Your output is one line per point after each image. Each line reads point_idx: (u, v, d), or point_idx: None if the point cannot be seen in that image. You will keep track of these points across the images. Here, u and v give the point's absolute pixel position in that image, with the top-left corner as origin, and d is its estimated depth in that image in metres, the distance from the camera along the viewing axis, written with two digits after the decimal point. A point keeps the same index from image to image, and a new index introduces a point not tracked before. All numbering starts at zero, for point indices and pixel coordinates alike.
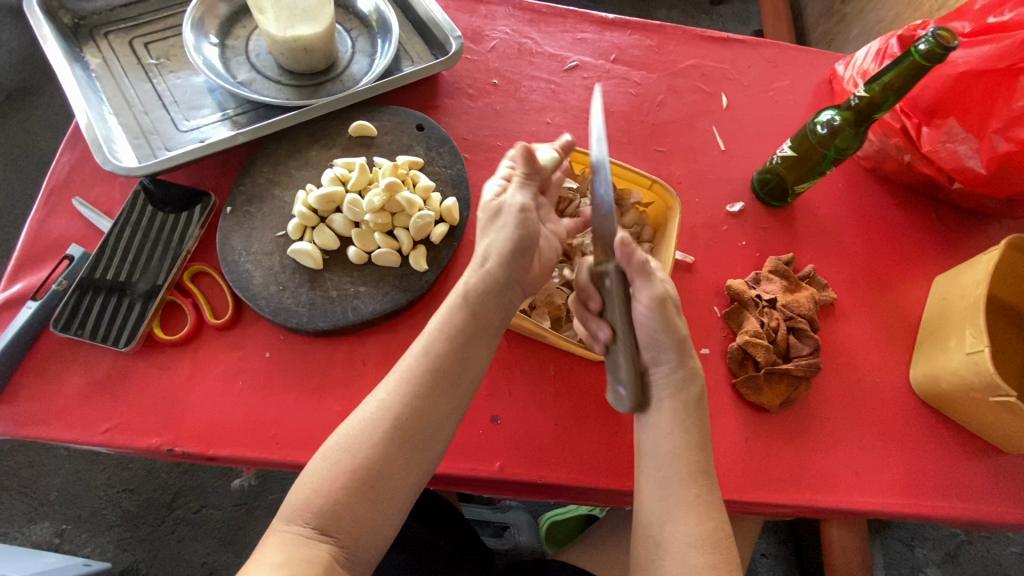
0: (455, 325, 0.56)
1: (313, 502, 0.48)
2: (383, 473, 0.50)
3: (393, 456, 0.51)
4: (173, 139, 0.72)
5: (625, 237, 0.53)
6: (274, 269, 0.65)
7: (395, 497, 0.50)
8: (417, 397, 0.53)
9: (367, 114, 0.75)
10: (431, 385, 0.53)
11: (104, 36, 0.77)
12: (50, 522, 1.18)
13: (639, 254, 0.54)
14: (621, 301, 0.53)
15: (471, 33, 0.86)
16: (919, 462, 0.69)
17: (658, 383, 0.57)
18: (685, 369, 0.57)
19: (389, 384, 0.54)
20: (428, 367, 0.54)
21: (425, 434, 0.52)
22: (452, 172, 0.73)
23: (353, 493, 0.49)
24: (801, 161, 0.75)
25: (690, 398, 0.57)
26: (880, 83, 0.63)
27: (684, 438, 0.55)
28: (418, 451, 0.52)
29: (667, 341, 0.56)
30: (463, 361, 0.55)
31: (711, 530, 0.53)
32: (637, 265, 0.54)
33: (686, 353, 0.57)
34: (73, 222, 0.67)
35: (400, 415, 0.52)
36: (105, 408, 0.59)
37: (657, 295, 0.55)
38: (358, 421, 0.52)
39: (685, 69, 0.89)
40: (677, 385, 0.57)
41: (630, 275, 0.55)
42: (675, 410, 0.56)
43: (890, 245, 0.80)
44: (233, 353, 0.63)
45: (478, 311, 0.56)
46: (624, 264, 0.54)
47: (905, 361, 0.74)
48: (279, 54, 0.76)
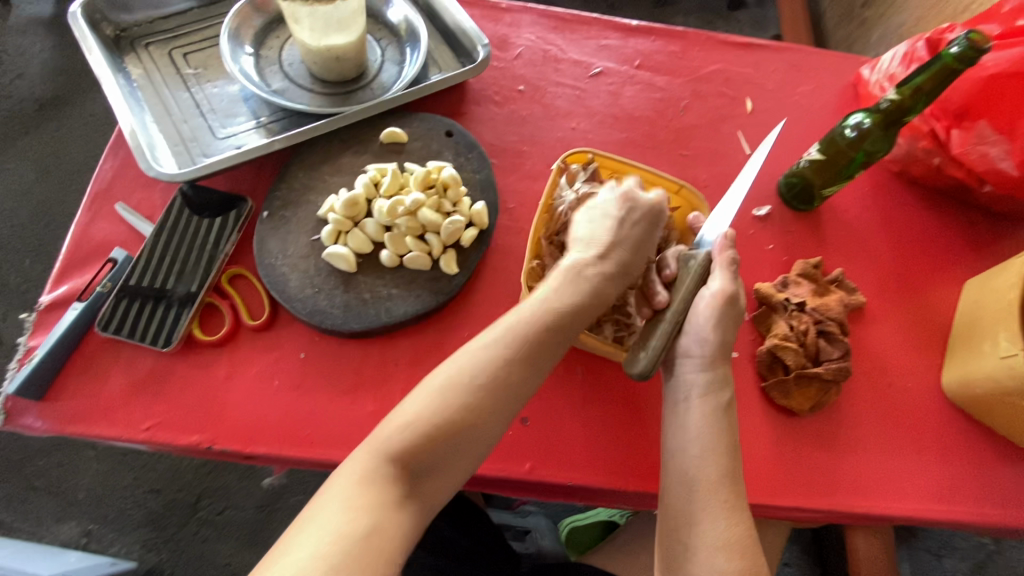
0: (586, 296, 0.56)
1: (395, 446, 0.48)
2: (472, 423, 0.50)
3: (486, 409, 0.51)
4: (211, 145, 0.74)
5: (730, 237, 0.61)
6: (309, 272, 0.66)
7: (473, 449, 0.51)
8: (532, 355, 0.53)
9: (397, 121, 0.77)
10: (546, 341, 0.54)
11: (145, 46, 0.80)
12: (77, 522, 1.21)
13: (733, 258, 0.60)
14: (697, 282, 0.59)
15: (497, 40, 0.88)
16: (952, 467, 0.68)
17: (687, 379, 0.58)
18: (717, 372, 0.58)
19: (490, 340, 0.53)
20: (552, 324, 0.54)
21: (514, 394, 0.52)
22: (481, 176, 0.74)
23: (435, 439, 0.49)
24: (829, 165, 0.75)
25: (717, 402, 0.57)
26: (911, 86, 0.63)
27: (712, 442, 0.55)
28: (505, 406, 0.52)
29: (714, 339, 0.58)
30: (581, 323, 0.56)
31: (740, 535, 0.52)
32: (724, 261, 0.60)
33: (724, 359, 0.59)
34: (115, 226, 0.69)
35: (509, 374, 0.52)
36: (147, 407, 0.61)
37: (727, 291, 0.58)
38: (424, 402, 0.50)
39: (709, 74, 0.89)
40: (707, 385, 0.57)
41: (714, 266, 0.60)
42: (702, 413, 0.56)
43: (919, 249, 0.79)
44: (269, 353, 0.64)
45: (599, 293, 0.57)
46: (714, 255, 0.60)
47: (935, 365, 0.73)
48: (312, 63, 0.78)
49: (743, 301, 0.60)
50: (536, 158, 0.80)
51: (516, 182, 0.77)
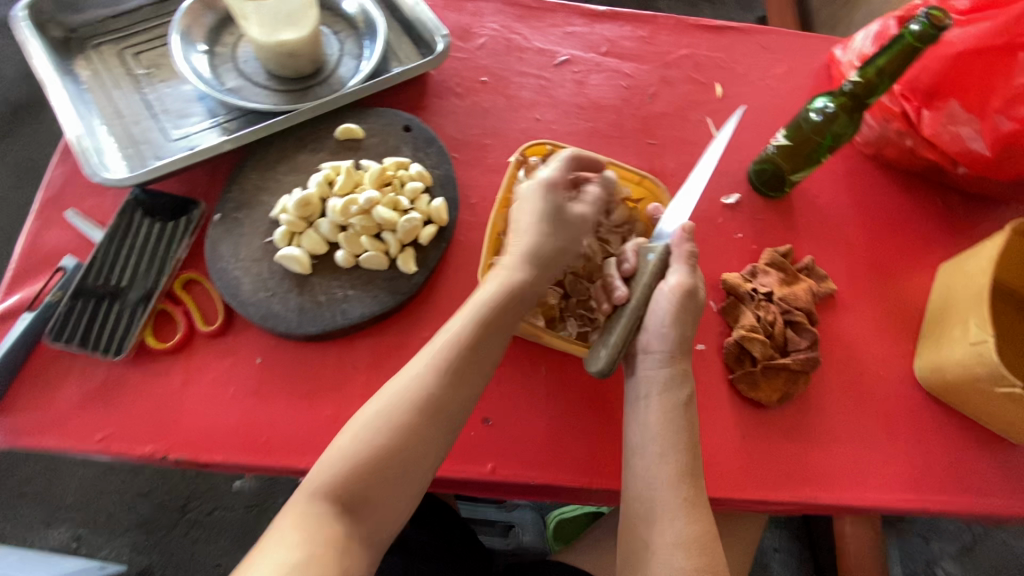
0: (502, 302, 0.56)
1: (338, 481, 0.48)
2: (412, 451, 0.50)
3: (424, 434, 0.51)
4: (163, 148, 0.72)
5: (689, 228, 0.60)
6: (263, 275, 0.65)
7: (415, 474, 0.50)
8: (454, 377, 0.53)
9: (355, 117, 0.75)
10: (464, 364, 0.54)
11: (95, 47, 0.78)
12: (67, 527, 1.20)
13: (691, 250, 0.59)
14: (655, 276, 0.58)
15: (459, 30, 0.86)
16: (924, 456, 0.67)
17: (646, 376, 0.58)
18: (676, 367, 0.58)
19: (421, 365, 0.54)
20: (468, 345, 0.55)
21: (454, 415, 0.53)
22: (440, 172, 0.73)
23: (378, 470, 0.49)
24: (797, 150, 0.73)
25: (677, 399, 0.56)
26: (873, 67, 0.62)
27: (672, 439, 0.55)
28: (443, 428, 0.52)
29: (672, 335, 0.58)
30: (499, 339, 0.56)
31: (699, 532, 0.52)
32: (683, 253, 0.59)
33: (684, 353, 0.58)
34: (66, 234, 0.68)
35: (434, 396, 0.52)
36: (100, 417, 0.60)
37: (684, 284, 0.58)
38: (380, 406, 0.52)
39: (678, 60, 0.87)
40: (666, 382, 0.57)
41: (675, 260, 0.59)
42: (662, 410, 0.56)
43: (892, 234, 0.78)
44: (225, 359, 0.63)
45: (520, 297, 0.57)
46: (672, 247, 0.60)
47: (908, 352, 0.72)
48: (266, 59, 0.76)
49: (703, 293, 0.60)
50: (499, 150, 0.78)
51: (478, 176, 0.76)
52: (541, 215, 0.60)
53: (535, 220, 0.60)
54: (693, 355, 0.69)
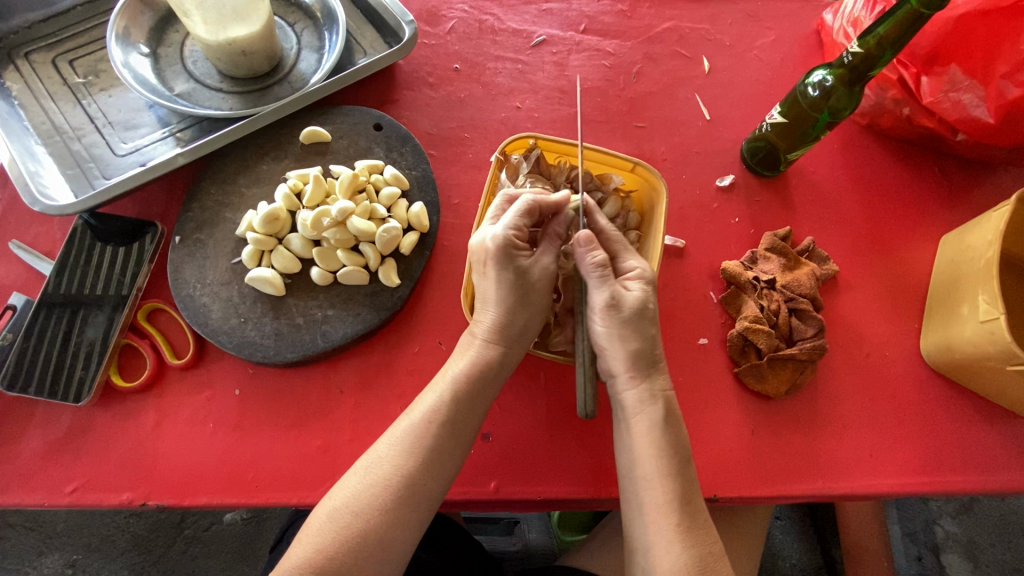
0: (476, 378, 0.54)
1: (319, 565, 0.46)
2: (390, 525, 0.48)
3: (397, 516, 0.48)
4: (111, 165, 0.66)
5: (585, 237, 0.53)
6: (233, 299, 0.60)
7: (398, 558, 0.48)
8: (427, 454, 0.51)
9: (319, 118, 0.70)
10: (442, 444, 0.52)
11: (25, 56, 0.71)
12: (60, 554, 1.12)
13: (599, 260, 0.53)
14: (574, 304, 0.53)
15: (426, 14, 0.79)
16: (934, 436, 0.65)
17: (621, 401, 0.55)
18: (644, 385, 0.54)
19: (393, 439, 0.51)
20: (438, 421, 0.52)
21: (434, 487, 0.51)
22: (418, 173, 0.68)
23: (354, 553, 0.46)
24: (792, 127, 0.69)
25: (654, 417, 0.53)
26: (875, 36, 0.57)
27: (655, 460, 0.52)
28: (412, 505, 0.49)
29: (622, 353, 0.53)
30: (474, 410, 0.54)
31: (696, 559, 0.48)
32: (590, 269, 0.53)
33: (648, 368, 0.54)
34: (13, 269, 0.62)
35: (410, 476, 0.50)
36: (70, 466, 0.56)
37: (606, 302, 0.52)
38: (359, 477, 0.50)
39: (662, 33, 0.82)
40: (638, 404, 0.54)
41: (586, 278, 0.54)
42: (641, 433, 0.53)
43: (891, 207, 0.75)
44: (200, 394, 0.59)
45: (501, 366, 0.55)
46: (580, 266, 0.54)
47: (914, 330, 0.70)
48: (216, 59, 0.69)
49: (636, 297, 0.53)
50: (479, 144, 0.73)
51: (458, 174, 0.71)
52: (509, 287, 0.54)
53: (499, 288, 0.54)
54: (695, 350, 0.67)
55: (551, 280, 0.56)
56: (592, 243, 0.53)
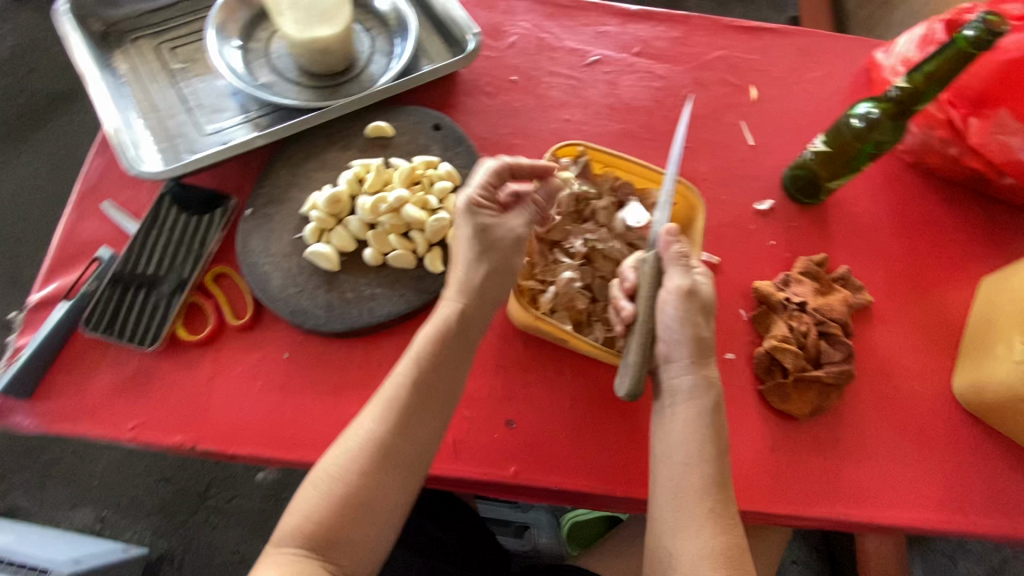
0: (440, 344, 0.56)
1: (311, 530, 0.48)
2: (375, 494, 0.51)
3: (381, 480, 0.51)
4: (197, 142, 0.73)
5: (671, 228, 0.57)
6: (292, 271, 0.66)
7: (385, 518, 0.51)
8: (404, 423, 0.53)
9: (384, 115, 0.75)
10: (413, 408, 0.54)
11: (132, 41, 0.79)
12: (92, 508, 1.19)
13: (681, 249, 0.57)
14: (651, 284, 0.57)
15: (490, 29, 0.85)
16: (960, 476, 0.65)
17: (671, 385, 0.56)
18: (701, 373, 0.56)
19: (373, 410, 0.54)
20: (412, 391, 0.54)
21: (414, 456, 0.53)
22: (469, 171, 0.72)
23: (346, 517, 0.49)
24: (835, 157, 0.71)
25: (704, 406, 0.55)
26: (921, 73, 0.59)
27: (697, 447, 0.53)
28: (407, 474, 0.52)
29: (688, 338, 0.55)
30: (443, 380, 0.56)
31: (726, 545, 0.51)
32: (672, 256, 0.57)
33: (706, 356, 0.56)
34: (103, 225, 0.69)
35: (387, 441, 0.52)
36: (132, 406, 0.61)
37: (684, 286, 0.55)
38: (343, 448, 0.52)
39: (712, 61, 0.86)
40: (690, 390, 0.55)
41: (664, 264, 0.57)
42: (688, 418, 0.55)
43: (931, 245, 0.75)
44: (253, 353, 0.64)
45: (461, 330, 0.57)
46: (662, 251, 0.57)
47: (946, 368, 0.69)
48: (298, 55, 0.76)
49: (706, 287, 0.57)
50: (528, 151, 0.77)
51: None
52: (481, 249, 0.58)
53: (467, 246, 0.59)
54: (721, 364, 0.68)
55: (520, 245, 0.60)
56: (678, 236, 0.58)
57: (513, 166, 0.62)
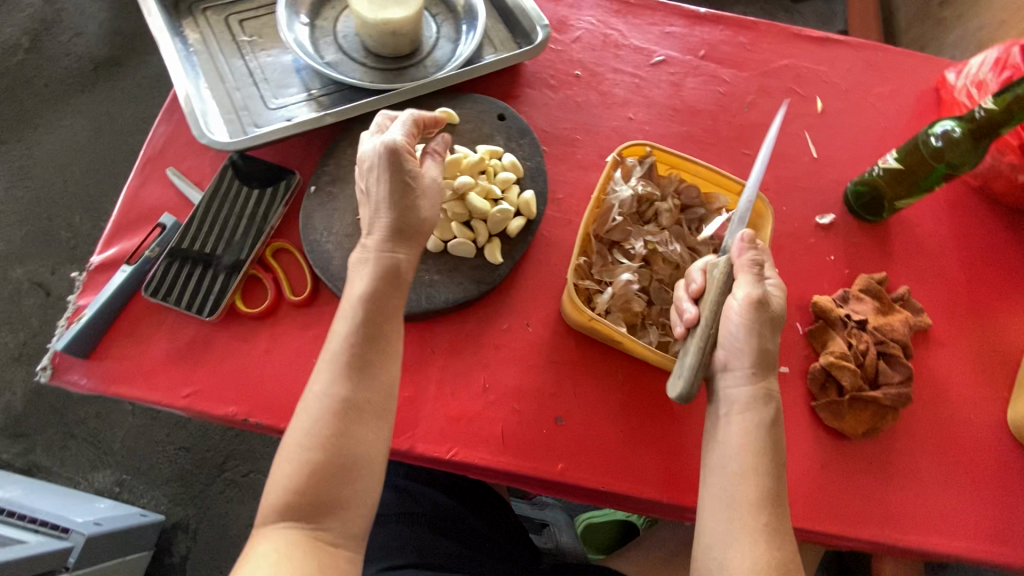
0: (375, 291, 0.55)
1: (293, 496, 0.48)
2: (355, 450, 0.51)
3: (355, 432, 0.51)
4: (262, 116, 0.73)
5: (750, 236, 0.55)
6: (352, 251, 0.65)
7: (370, 471, 0.51)
8: (363, 372, 0.53)
9: (448, 101, 0.75)
10: (361, 356, 0.54)
11: (202, 11, 0.79)
12: (111, 472, 1.21)
13: (755, 257, 0.54)
14: (721, 292, 0.55)
15: (556, 21, 0.84)
16: (1011, 509, 0.64)
17: (727, 394, 0.55)
18: (761, 384, 0.54)
19: (329, 371, 0.53)
20: (362, 340, 0.54)
21: (379, 405, 0.53)
22: (532, 164, 0.72)
23: (331, 474, 0.50)
24: (906, 175, 0.70)
25: (762, 417, 0.53)
26: (1012, 95, 0.58)
27: (754, 459, 0.52)
28: (373, 417, 0.53)
29: (750, 349, 0.53)
30: (384, 325, 0.55)
31: (780, 560, 0.50)
32: (745, 263, 0.54)
33: (768, 368, 0.54)
34: (166, 192, 0.69)
35: (353, 395, 0.52)
36: (187, 374, 0.62)
37: (753, 297, 0.53)
38: (309, 412, 0.52)
39: (778, 69, 0.84)
40: (748, 401, 0.54)
41: (736, 271, 0.55)
42: (744, 428, 0.53)
43: (993, 272, 0.74)
44: (309, 330, 0.64)
45: (394, 278, 0.56)
46: (733, 257, 0.55)
47: (1002, 398, 0.68)
48: (367, 36, 0.76)
49: (777, 299, 0.55)
50: (589, 148, 0.77)
51: (566, 172, 0.75)
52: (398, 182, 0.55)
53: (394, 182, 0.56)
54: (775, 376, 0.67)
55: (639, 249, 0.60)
56: (757, 244, 0.55)
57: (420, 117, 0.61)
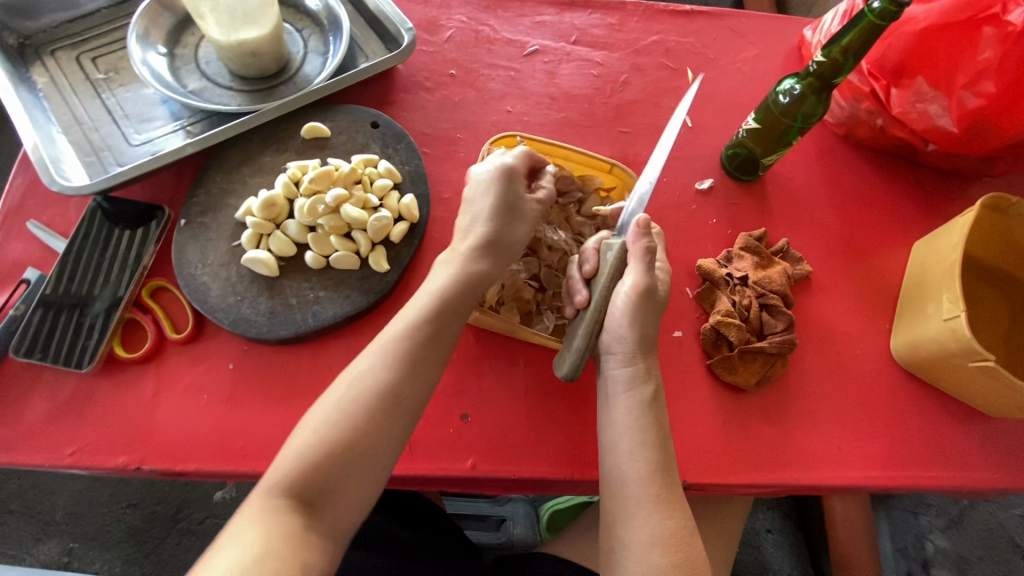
0: (438, 310, 0.55)
1: (287, 495, 0.45)
2: (353, 465, 0.49)
3: (368, 448, 0.49)
4: (125, 154, 0.70)
5: (644, 222, 0.58)
6: (231, 279, 0.64)
7: (365, 484, 0.49)
8: (395, 393, 0.52)
9: (320, 115, 0.74)
10: (419, 353, 0.54)
11: (51, 53, 0.76)
12: (57, 542, 1.15)
13: (648, 245, 0.58)
14: (613, 278, 0.57)
15: (425, 23, 0.84)
16: (902, 433, 0.67)
17: (613, 377, 0.58)
18: (640, 364, 0.58)
19: (360, 380, 0.52)
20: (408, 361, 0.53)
21: (395, 426, 0.51)
22: (411, 167, 0.72)
23: (337, 460, 0.48)
24: (767, 133, 0.73)
25: (643, 395, 0.57)
26: (838, 47, 0.61)
27: (639, 435, 0.55)
28: (406, 420, 0.52)
29: (634, 335, 0.57)
30: (439, 350, 0.55)
31: (674, 528, 0.52)
32: (640, 251, 0.57)
33: (648, 350, 0.58)
34: (29, 246, 0.66)
35: (379, 410, 0.50)
36: (71, 431, 0.59)
37: (643, 285, 0.56)
38: (321, 421, 0.49)
39: (649, 46, 0.87)
40: (630, 381, 0.57)
41: (630, 258, 0.58)
42: (629, 407, 0.56)
43: (865, 213, 0.78)
44: (196, 367, 0.62)
45: (456, 305, 0.57)
46: (629, 244, 0.58)
47: (884, 330, 0.72)
48: (227, 59, 0.74)
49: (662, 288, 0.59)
50: (470, 144, 0.77)
51: (450, 171, 0.75)
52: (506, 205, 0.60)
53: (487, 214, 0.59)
54: (670, 342, 0.69)
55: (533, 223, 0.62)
56: (650, 232, 0.58)
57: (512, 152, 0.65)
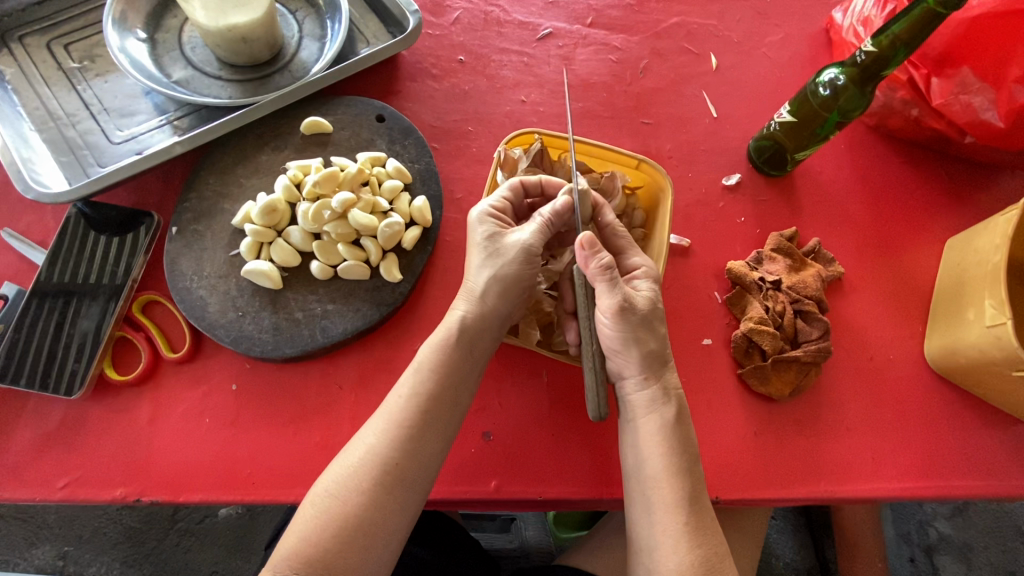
0: (450, 351, 0.53)
1: (304, 553, 0.45)
2: (372, 519, 0.47)
3: (384, 502, 0.47)
4: (106, 153, 0.64)
5: (589, 239, 0.51)
6: (231, 292, 0.59)
7: (388, 538, 0.47)
8: (410, 440, 0.50)
9: (319, 108, 0.68)
10: (423, 420, 0.51)
11: (18, 39, 0.69)
12: (51, 546, 1.11)
13: (603, 262, 0.51)
14: (586, 305, 0.53)
15: (430, 4, 0.78)
16: (936, 441, 0.65)
17: (629, 401, 0.55)
18: (655, 385, 0.54)
19: (378, 426, 0.50)
20: (421, 408, 0.51)
21: (416, 475, 0.49)
22: (420, 166, 0.66)
23: (345, 540, 0.45)
24: (801, 126, 0.68)
25: (665, 417, 0.53)
26: (889, 35, 0.57)
27: (664, 460, 0.52)
28: (412, 493, 0.49)
29: (631, 356, 0.53)
30: (454, 396, 0.53)
31: (705, 558, 0.48)
32: (597, 272, 0.51)
33: (658, 369, 0.54)
34: (5, 258, 0.61)
35: (390, 459, 0.49)
36: (62, 461, 0.55)
37: (616, 306, 0.51)
38: (346, 468, 0.49)
39: (669, 29, 0.81)
40: (648, 403, 0.54)
41: (592, 281, 0.52)
42: (650, 430, 0.53)
43: (897, 209, 0.75)
44: (196, 388, 0.57)
45: (473, 341, 0.54)
46: (584, 269, 0.52)
47: (917, 334, 0.69)
48: (215, 46, 0.67)
49: (641, 300, 0.53)
50: (483, 138, 0.72)
51: (462, 168, 0.70)
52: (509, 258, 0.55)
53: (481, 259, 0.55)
54: (698, 351, 0.66)
55: (531, 257, 0.55)
56: (598, 246, 0.51)
57: (526, 181, 0.59)
